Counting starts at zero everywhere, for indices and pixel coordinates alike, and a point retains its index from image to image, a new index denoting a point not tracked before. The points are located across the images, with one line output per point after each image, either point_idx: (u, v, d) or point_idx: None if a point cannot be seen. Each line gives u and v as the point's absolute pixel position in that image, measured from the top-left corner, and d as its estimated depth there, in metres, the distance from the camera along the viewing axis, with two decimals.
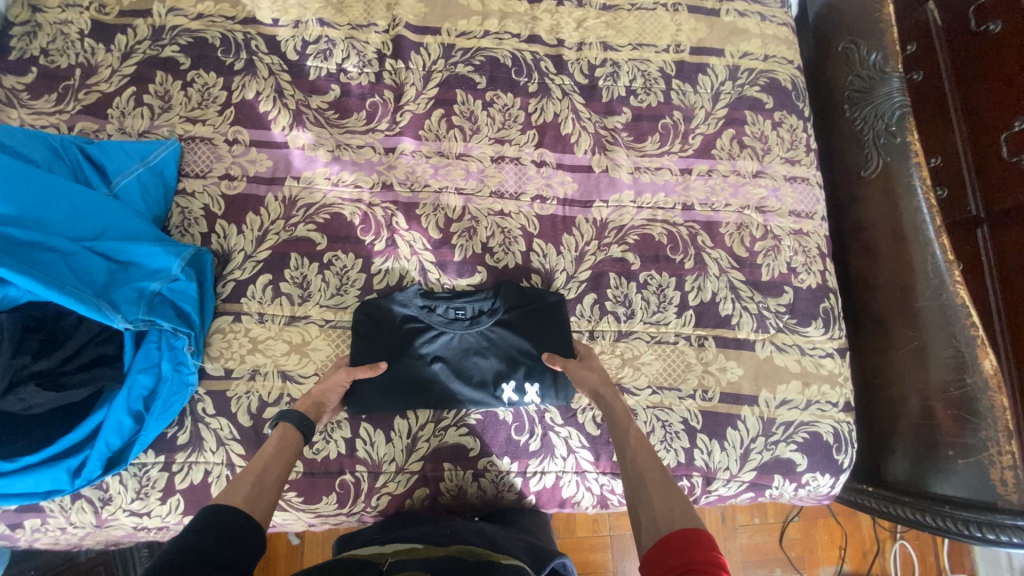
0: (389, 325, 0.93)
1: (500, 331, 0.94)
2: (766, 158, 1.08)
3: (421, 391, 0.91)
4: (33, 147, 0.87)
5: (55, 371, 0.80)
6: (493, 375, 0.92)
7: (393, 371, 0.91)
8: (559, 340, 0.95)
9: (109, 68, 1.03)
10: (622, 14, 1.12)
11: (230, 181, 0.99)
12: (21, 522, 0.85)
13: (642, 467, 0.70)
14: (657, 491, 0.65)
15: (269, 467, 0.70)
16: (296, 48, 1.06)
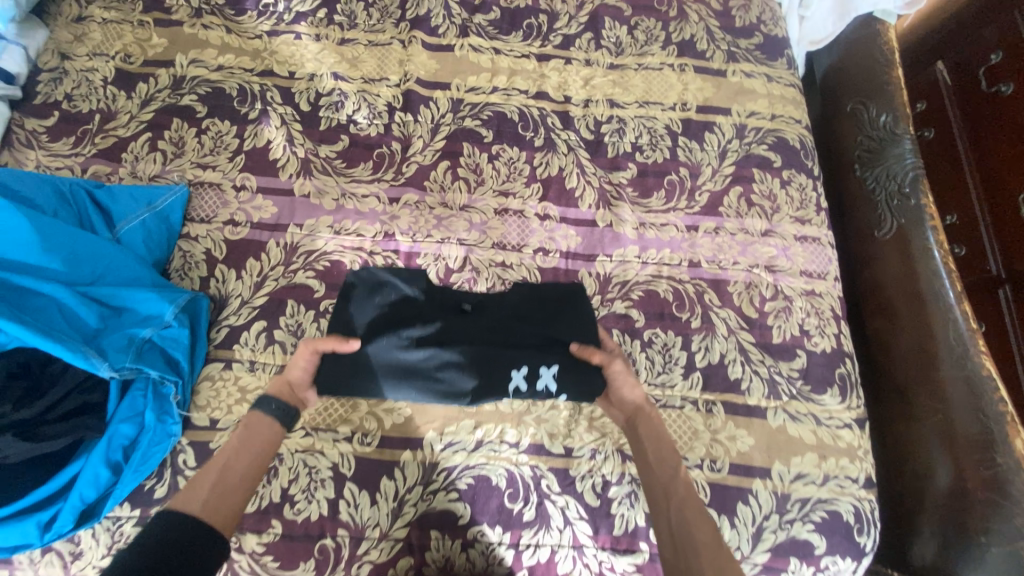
0: (390, 299, 0.91)
1: (512, 315, 0.92)
2: (775, 216, 1.06)
3: (420, 372, 0.85)
4: (41, 191, 0.88)
5: (35, 421, 0.78)
6: (503, 361, 0.87)
7: (389, 357, 0.86)
8: (576, 329, 0.92)
9: (128, 114, 1.07)
10: (628, 73, 1.14)
11: (234, 227, 0.99)
12: None
13: (691, 524, 0.70)
14: (713, 567, 0.66)
15: (234, 462, 0.72)
16: (309, 99, 1.09)
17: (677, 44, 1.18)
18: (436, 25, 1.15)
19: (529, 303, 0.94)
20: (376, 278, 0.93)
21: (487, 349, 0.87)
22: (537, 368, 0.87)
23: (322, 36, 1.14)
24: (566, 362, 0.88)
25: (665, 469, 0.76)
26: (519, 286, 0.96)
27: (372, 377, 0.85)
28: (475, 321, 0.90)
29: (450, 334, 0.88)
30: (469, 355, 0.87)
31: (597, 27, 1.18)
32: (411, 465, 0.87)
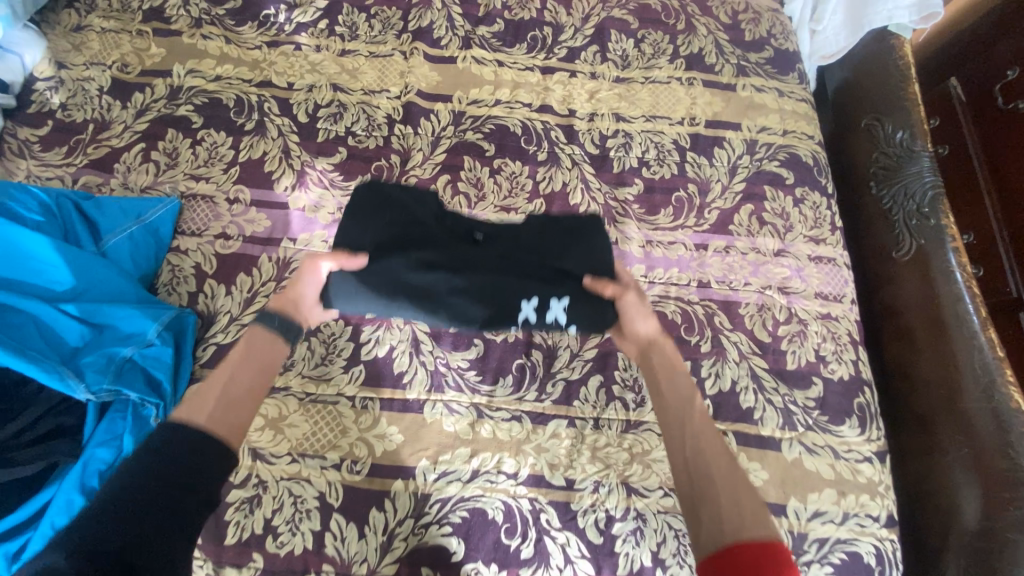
0: (391, 214, 0.82)
1: (525, 243, 0.83)
2: (788, 236, 1.02)
3: (421, 296, 0.77)
4: (28, 205, 0.86)
5: (10, 444, 0.76)
6: (514, 290, 0.79)
7: (390, 275, 0.77)
8: (596, 260, 0.83)
9: (123, 124, 1.04)
10: (635, 87, 1.11)
11: (226, 240, 0.96)
12: None
13: (710, 452, 0.65)
14: (728, 494, 0.61)
15: (238, 372, 0.68)
16: (307, 111, 1.06)
17: (685, 57, 1.15)
18: (439, 36, 1.13)
19: (546, 233, 0.85)
20: (382, 190, 0.84)
21: (496, 275, 0.78)
22: (551, 300, 0.79)
23: (322, 47, 1.12)
24: (579, 295, 0.79)
25: (689, 406, 0.70)
26: (534, 217, 0.87)
27: (363, 289, 0.76)
28: (484, 248, 0.81)
29: (457, 257, 0.79)
30: (477, 282, 0.78)
31: (603, 40, 1.15)
32: (402, 496, 0.83)
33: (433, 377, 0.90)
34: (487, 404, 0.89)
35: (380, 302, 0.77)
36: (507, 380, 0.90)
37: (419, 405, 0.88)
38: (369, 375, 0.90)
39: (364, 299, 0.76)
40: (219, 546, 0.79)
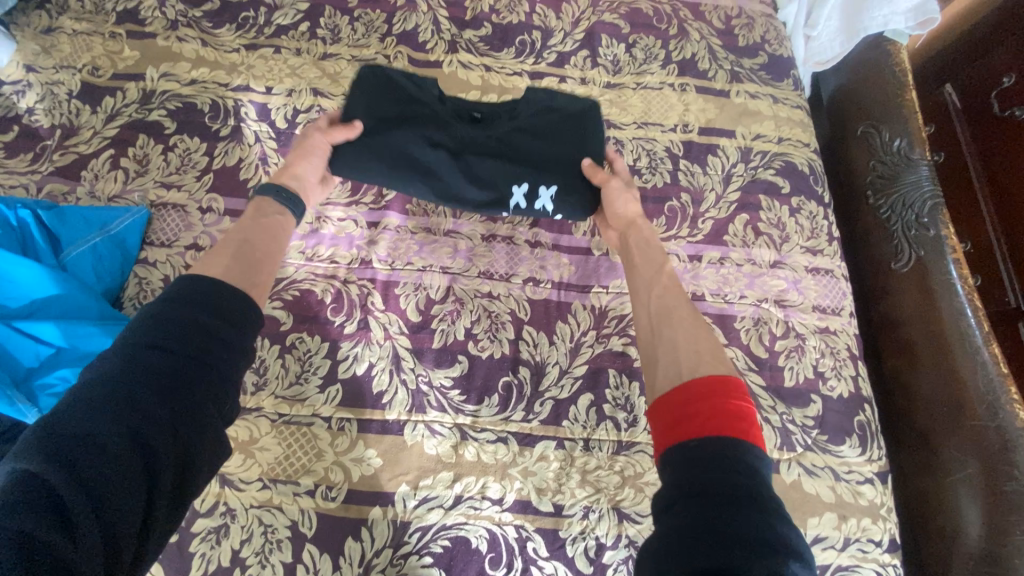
0: (393, 97, 0.90)
1: (520, 128, 0.91)
2: (784, 246, 0.99)
3: (422, 171, 0.88)
4: None
5: None
6: (505, 176, 0.90)
7: (395, 150, 0.87)
8: (585, 149, 0.91)
9: (91, 129, 0.99)
10: (626, 93, 1.08)
11: (197, 252, 0.91)
12: None
13: (669, 306, 0.75)
14: (686, 336, 0.69)
15: (252, 236, 0.74)
16: (286, 116, 1.02)
17: (677, 63, 1.12)
18: (424, 40, 1.09)
19: (547, 119, 0.92)
20: (386, 74, 0.92)
21: (491, 159, 0.89)
22: (538, 187, 0.90)
23: (303, 50, 1.07)
24: (567, 184, 0.90)
25: (651, 266, 0.83)
26: (534, 101, 0.93)
27: (367, 160, 0.87)
28: (480, 132, 0.90)
29: (455, 139, 0.89)
30: (472, 163, 0.89)
31: (593, 45, 1.12)
32: (380, 524, 0.79)
33: (414, 397, 0.86)
34: (472, 424, 0.84)
35: (382, 172, 0.88)
36: (493, 400, 0.86)
37: (399, 426, 0.84)
38: (347, 394, 0.85)
39: (374, 165, 0.87)
40: None
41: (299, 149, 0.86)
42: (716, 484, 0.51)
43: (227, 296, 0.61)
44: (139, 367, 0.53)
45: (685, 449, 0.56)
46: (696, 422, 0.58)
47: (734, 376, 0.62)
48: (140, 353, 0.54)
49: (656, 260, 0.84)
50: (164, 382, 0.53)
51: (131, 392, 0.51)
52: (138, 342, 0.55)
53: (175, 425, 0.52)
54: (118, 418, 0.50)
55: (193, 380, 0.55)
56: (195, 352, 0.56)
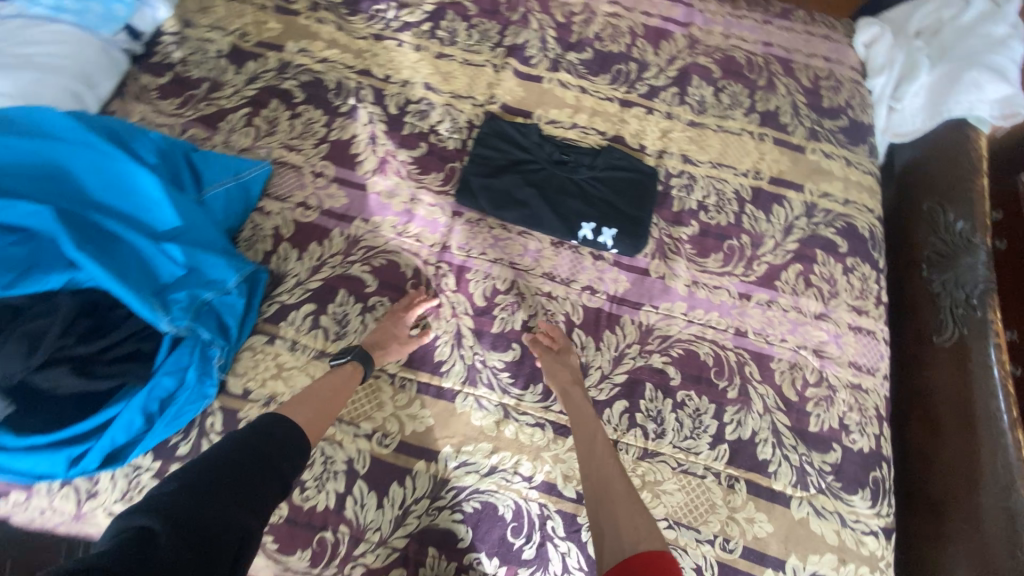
0: (502, 144, 1.10)
1: (594, 181, 1.07)
2: (831, 302, 1.04)
3: (510, 205, 1.05)
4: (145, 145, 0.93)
5: (91, 358, 0.79)
6: (577, 216, 1.04)
7: (492, 188, 1.06)
8: (643, 205, 1.06)
9: (234, 87, 1.14)
10: (707, 133, 1.15)
11: (306, 209, 1.04)
12: (7, 493, 0.88)
13: (612, 478, 0.79)
14: (628, 508, 0.74)
15: (325, 385, 0.85)
16: (398, 104, 1.14)
17: (760, 112, 1.19)
18: (530, 54, 1.20)
19: (617, 178, 1.08)
20: (500, 125, 1.12)
21: (568, 203, 1.05)
22: (602, 228, 1.03)
23: (422, 47, 1.20)
24: (626, 229, 1.03)
25: (590, 434, 0.86)
26: (609, 161, 1.09)
27: (470, 190, 1.06)
28: (562, 181, 1.07)
29: (541, 184, 1.07)
30: (552, 204, 1.05)
31: (684, 83, 1.20)
32: (422, 476, 0.89)
33: (469, 371, 0.96)
34: (515, 405, 0.94)
35: (479, 201, 1.05)
36: (537, 388, 0.95)
37: (452, 394, 0.94)
38: (411, 358, 0.96)
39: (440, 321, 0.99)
40: None
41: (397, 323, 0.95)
42: None
43: (288, 442, 0.71)
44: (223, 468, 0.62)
45: None
46: None
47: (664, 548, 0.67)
48: (234, 461, 0.63)
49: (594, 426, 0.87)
50: (246, 493, 0.61)
51: (222, 489, 0.59)
52: (229, 453, 0.64)
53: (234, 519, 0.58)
54: (207, 509, 0.57)
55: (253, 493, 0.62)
56: (263, 481, 0.64)
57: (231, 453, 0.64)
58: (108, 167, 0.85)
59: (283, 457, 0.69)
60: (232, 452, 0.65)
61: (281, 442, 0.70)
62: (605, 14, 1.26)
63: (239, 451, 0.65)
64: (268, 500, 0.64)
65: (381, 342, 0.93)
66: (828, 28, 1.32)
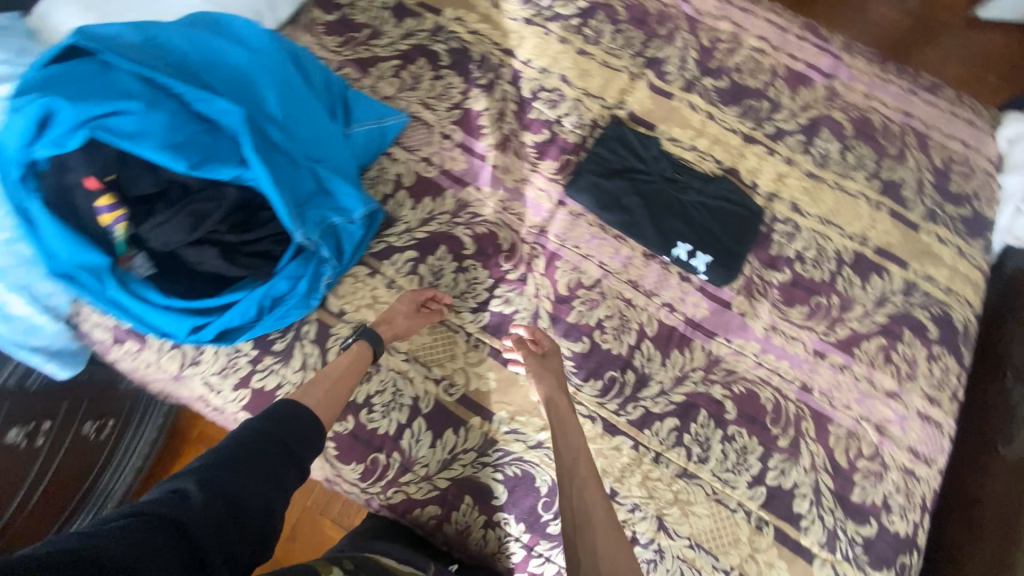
0: (620, 149, 1.14)
1: (700, 206, 1.10)
2: (906, 383, 1.04)
3: (615, 207, 1.09)
4: (315, 73, 1.01)
5: (233, 247, 0.89)
6: (676, 235, 1.07)
7: (601, 187, 1.10)
8: (742, 242, 1.08)
9: (390, 39, 1.23)
10: (823, 187, 1.16)
11: (428, 165, 1.12)
12: (122, 341, 0.99)
13: (591, 504, 0.79)
14: (608, 546, 0.75)
15: (343, 365, 0.87)
16: (532, 89, 1.21)
17: (882, 180, 1.18)
18: (668, 71, 1.24)
19: (723, 209, 1.10)
20: (623, 131, 1.16)
21: (670, 220, 1.08)
22: (696, 252, 1.06)
23: (567, 41, 1.26)
24: (719, 259, 1.06)
25: (577, 454, 0.84)
26: (718, 191, 1.12)
27: (581, 184, 1.11)
28: (670, 198, 1.10)
29: (649, 196, 1.10)
30: (655, 217, 1.08)
31: (812, 133, 1.21)
32: (475, 431, 0.95)
33: None
34: (573, 394, 0.98)
35: (587, 197, 1.10)
36: (597, 384, 0.98)
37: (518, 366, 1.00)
38: (489, 323, 1.03)
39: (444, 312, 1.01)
40: None
41: (410, 309, 0.97)
42: None
43: (309, 425, 0.73)
44: (255, 441, 0.66)
45: None
46: None
47: None
48: (256, 444, 0.65)
49: (574, 442, 0.86)
50: (267, 475, 0.64)
51: (249, 463, 0.63)
52: (253, 433, 0.67)
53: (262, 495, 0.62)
54: (236, 480, 0.61)
55: (277, 474, 0.65)
56: (286, 463, 0.67)
57: (254, 434, 0.66)
58: (285, 82, 0.92)
59: (301, 441, 0.70)
60: (255, 432, 0.67)
61: (303, 427, 0.72)
62: (750, 48, 1.28)
63: (265, 432, 0.68)
64: (288, 485, 0.66)
65: (388, 324, 0.94)
66: (974, 113, 1.28)
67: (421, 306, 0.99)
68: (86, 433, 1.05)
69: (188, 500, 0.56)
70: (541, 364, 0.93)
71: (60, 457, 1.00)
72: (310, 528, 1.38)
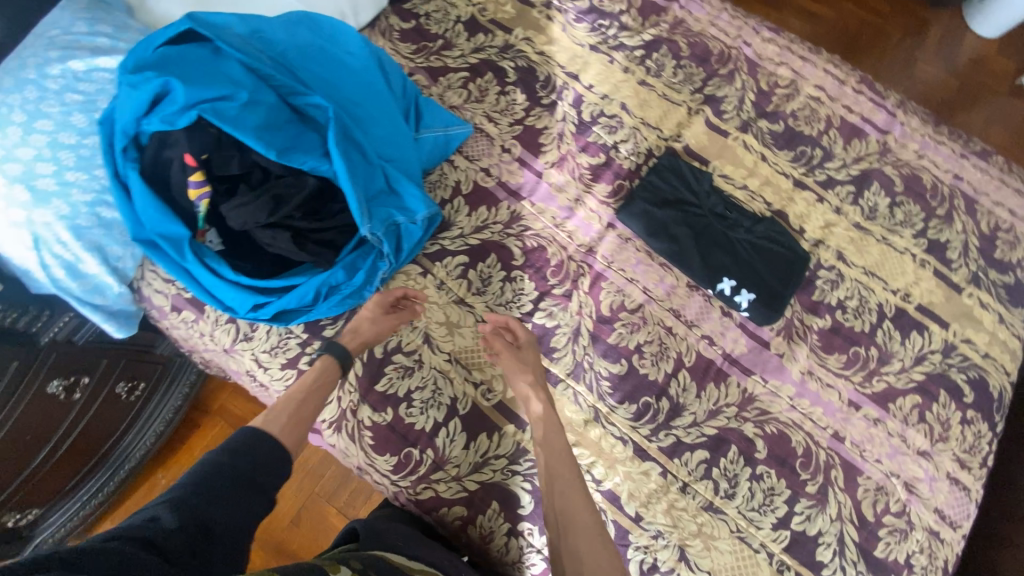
0: (673, 181, 1.17)
1: (746, 244, 1.12)
2: (938, 444, 1.04)
3: (663, 236, 1.11)
4: (395, 77, 1.05)
5: (303, 234, 0.93)
6: (721, 270, 1.09)
7: (651, 215, 1.13)
8: (785, 285, 1.09)
9: (461, 51, 1.28)
10: (869, 240, 1.17)
11: (486, 175, 1.16)
12: (180, 310, 1.04)
13: (573, 509, 0.84)
14: (587, 546, 0.80)
15: (306, 388, 0.89)
16: (592, 113, 1.24)
17: (929, 239, 1.19)
18: (725, 109, 1.27)
19: (770, 249, 1.12)
20: (678, 163, 1.19)
21: (716, 255, 1.10)
22: (740, 288, 1.08)
23: (629, 70, 1.30)
24: (762, 298, 1.07)
25: (559, 463, 0.89)
26: (766, 232, 1.14)
27: (633, 210, 1.13)
28: (717, 233, 1.13)
29: (697, 229, 1.13)
30: (702, 250, 1.11)
31: (863, 185, 1.22)
32: (508, 438, 0.97)
33: (576, 367, 1.02)
34: (606, 414, 0.99)
35: (637, 222, 1.12)
36: (631, 407, 0.99)
37: (555, 380, 1.01)
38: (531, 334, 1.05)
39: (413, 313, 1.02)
40: (370, 387, 0.98)
41: (378, 315, 0.97)
42: None
43: (274, 451, 0.77)
44: (224, 469, 0.70)
45: None
46: None
47: None
48: (223, 472, 0.69)
49: (560, 448, 0.91)
50: (235, 503, 0.68)
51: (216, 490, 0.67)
52: (219, 462, 0.70)
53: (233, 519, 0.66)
54: (206, 504, 0.65)
55: (243, 500, 0.69)
56: (252, 489, 0.71)
57: (221, 464, 0.70)
58: (370, 84, 0.97)
59: (266, 472, 0.74)
60: (221, 461, 0.70)
61: (266, 455, 0.76)
62: (807, 96, 1.31)
63: (231, 462, 0.71)
64: (252, 516, 0.69)
65: (356, 333, 0.96)
66: None
67: (387, 310, 0.99)
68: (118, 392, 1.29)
69: (160, 523, 0.60)
70: (515, 357, 0.97)
71: (92, 415, 1.24)
72: (317, 517, 1.43)
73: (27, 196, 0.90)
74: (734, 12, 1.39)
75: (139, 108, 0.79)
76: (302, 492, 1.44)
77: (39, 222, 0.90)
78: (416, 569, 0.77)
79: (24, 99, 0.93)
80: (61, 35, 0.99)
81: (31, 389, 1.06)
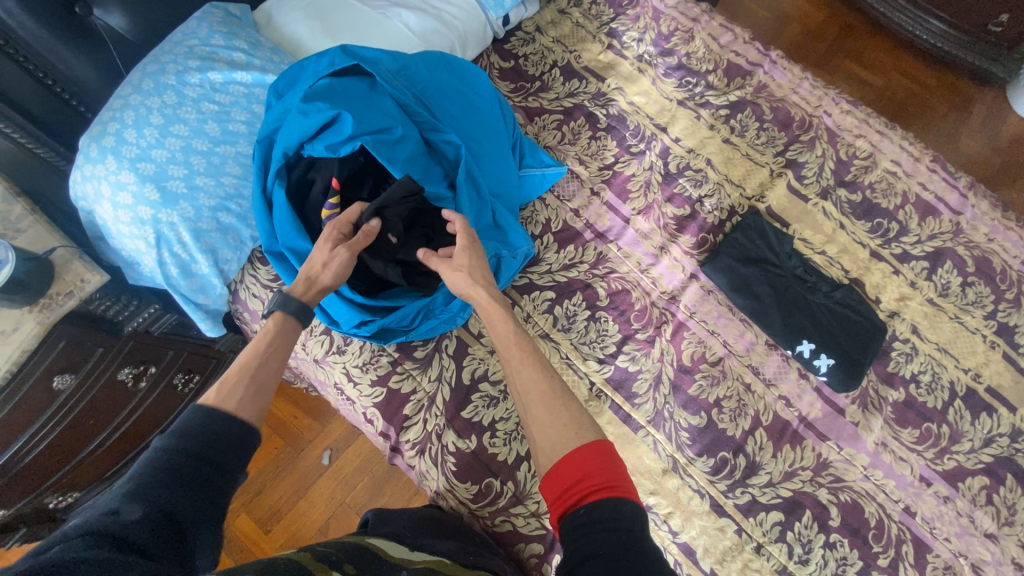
0: (757, 239, 1.20)
1: (825, 309, 1.15)
2: (1005, 528, 1.03)
3: (744, 291, 1.14)
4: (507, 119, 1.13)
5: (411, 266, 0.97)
6: (801, 333, 1.12)
7: (731, 269, 1.16)
8: (861, 354, 1.11)
9: (557, 94, 1.34)
10: (942, 316, 1.20)
11: (575, 216, 1.20)
12: None
13: (528, 382, 0.78)
14: (552, 415, 0.74)
15: (266, 363, 0.75)
16: (678, 165, 1.29)
17: (998, 322, 1.21)
18: (806, 174, 1.32)
19: (848, 317, 1.14)
20: (761, 223, 1.22)
21: (797, 317, 1.13)
22: (820, 353, 1.10)
23: (714, 128, 1.35)
24: (840, 365, 1.09)
25: (511, 353, 0.80)
26: (843, 298, 1.16)
27: (715, 264, 1.17)
28: (798, 295, 1.15)
29: (776, 288, 1.15)
30: (782, 309, 1.13)
31: (936, 262, 1.25)
32: None
33: (655, 415, 1.04)
34: (684, 465, 1.01)
35: (718, 277, 1.16)
36: (709, 461, 1.01)
37: (636, 425, 1.03)
38: (613, 376, 1.07)
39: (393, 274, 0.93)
40: (456, 413, 0.99)
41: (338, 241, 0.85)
42: (603, 534, 0.60)
43: (237, 430, 0.64)
44: (182, 452, 0.59)
45: (574, 524, 0.63)
46: (574, 497, 0.66)
47: (605, 440, 0.71)
48: (184, 459, 0.58)
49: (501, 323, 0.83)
50: (205, 489, 0.58)
51: (175, 476, 0.57)
52: (170, 447, 0.59)
53: (208, 505, 0.58)
54: (164, 491, 0.55)
55: (211, 483, 0.59)
56: (218, 473, 0.60)
57: (181, 446, 0.59)
58: (489, 126, 1.04)
59: (230, 451, 0.62)
60: (176, 447, 0.59)
61: (232, 432, 0.64)
62: (884, 169, 1.34)
63: (187, 445, 0.60)
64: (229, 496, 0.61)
65: (311, 280, 0.83)
66: None
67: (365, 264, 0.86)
68: (174, 383, 1.24)
69: (121, 518, 0.52)
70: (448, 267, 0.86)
71: (149, 401, 1.18)
72: (344, 527, 1.40)
73: (157, 196, 0.93)
74: (815, 82, 1.43)
75: (304, 134, 0.87)
76: (327, 503, 1.42)
77: (164, 221, 0.94)
78: (416, 561, 0.72)
79: (164, 103, 0.97)
80: (200, 45, 1.03)
81: (102, 377, 1.03)
